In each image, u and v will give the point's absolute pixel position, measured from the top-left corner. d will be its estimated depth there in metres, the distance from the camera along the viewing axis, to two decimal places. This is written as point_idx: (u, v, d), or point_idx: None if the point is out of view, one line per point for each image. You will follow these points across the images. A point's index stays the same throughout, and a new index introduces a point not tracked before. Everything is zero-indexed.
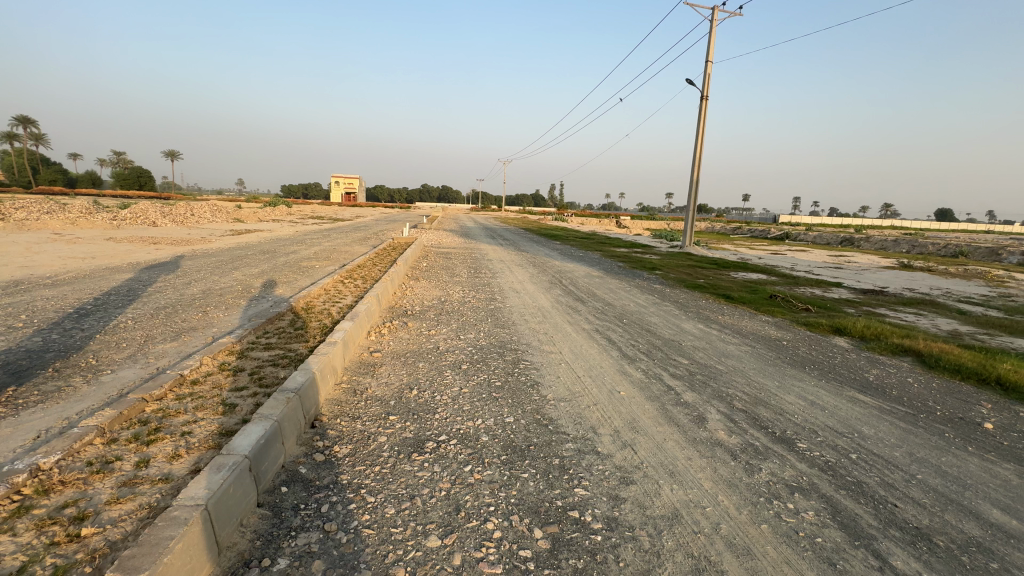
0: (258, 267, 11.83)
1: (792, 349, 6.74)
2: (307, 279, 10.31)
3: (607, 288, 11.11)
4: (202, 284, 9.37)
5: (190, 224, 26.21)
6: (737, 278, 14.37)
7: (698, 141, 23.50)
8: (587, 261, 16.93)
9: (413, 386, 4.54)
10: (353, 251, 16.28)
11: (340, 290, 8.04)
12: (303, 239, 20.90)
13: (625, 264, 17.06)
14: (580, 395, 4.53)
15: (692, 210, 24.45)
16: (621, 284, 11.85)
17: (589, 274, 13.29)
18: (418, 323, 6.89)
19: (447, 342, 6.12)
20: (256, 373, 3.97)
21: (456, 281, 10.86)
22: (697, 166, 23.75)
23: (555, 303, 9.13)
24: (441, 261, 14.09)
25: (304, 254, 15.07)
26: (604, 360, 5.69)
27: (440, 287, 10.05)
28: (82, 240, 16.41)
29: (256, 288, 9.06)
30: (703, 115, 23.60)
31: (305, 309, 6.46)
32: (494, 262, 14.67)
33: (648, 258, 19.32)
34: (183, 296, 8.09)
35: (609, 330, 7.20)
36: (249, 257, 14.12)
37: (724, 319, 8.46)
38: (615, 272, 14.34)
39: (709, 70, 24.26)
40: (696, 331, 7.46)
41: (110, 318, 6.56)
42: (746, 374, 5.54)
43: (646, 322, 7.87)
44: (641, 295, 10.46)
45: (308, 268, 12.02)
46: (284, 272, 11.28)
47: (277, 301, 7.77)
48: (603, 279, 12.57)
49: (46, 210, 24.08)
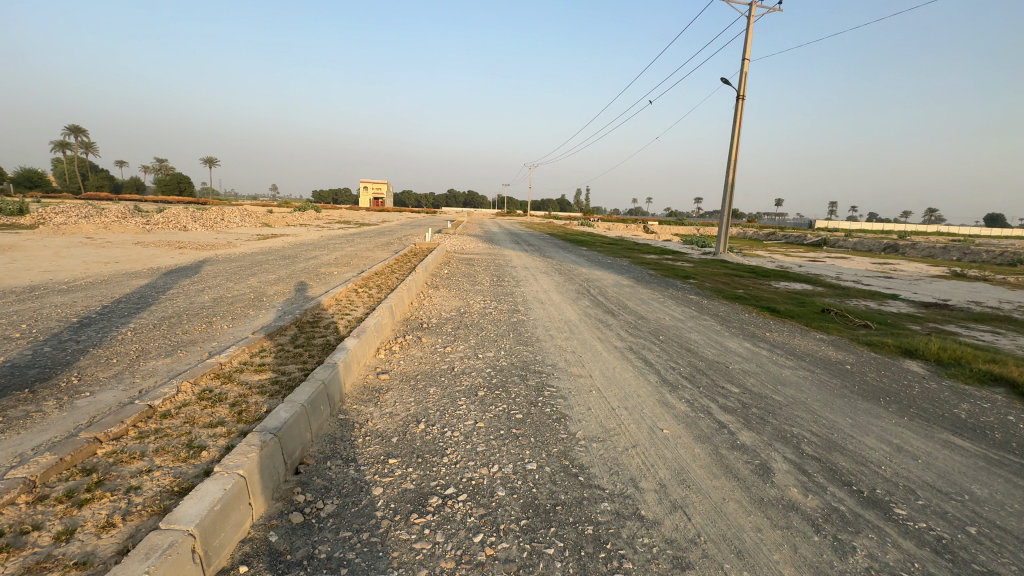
0: (275, 274, 11.50)
1: (858, 375, 5.86)
2: (323, 286, 9.89)
3: (639, 299, 10.32)
4: (215, 291, 9.04)
5: (219, 229, 26.53)
6: (780, 289, 13.32)
7: (734, 143, 22.38)
8: (616, 269, 16.08)
9: (420, 418, 3.93)
10: (374, 257, 15.90)
11: (352, 300, 7.51)
12: (326, 244, 20.76)
13: (657, 272, 16.17)
14: (615, 435, 3.82)
15: (726, 216, 23.27)
16: (654, 295, 11.01)
17: (618, 284, 12.48)
18: (433, 339, 6.28)
19: (463, 361, 5.49)
20: (237, 404, 3.41)
21: (478, 290, 10.26)
22: (732, 169, 22.62)
23: (583, 316, 8.40)
24: (463, 268, 13.51)
25: (325, 261, 14.75)
26: (641, 387, 4.95)
27: (460, 297, 9.45)
28: (111, 245, 16.58)
29: (269, 296, 8.67)
30: (739, 115, 22.50)
31: (310, 322, 5.93)
32: (519, 270, 14.02)
33: (680, 265, 18.35)
34: (192, 305, 7.72)
35: (645, 349, 6.46)
36: (269, 263, 13.87)
37: (773, 337, 7.58)
38: (646, 281, 13.52)
39: (745, 68, 23.11)
40: (744, 351, 6.62)
41: (110, 329, 6.20)
42: (810, 408, 4.71)
43: (686, 340, 7.06)
44: (677, 308, 9.61)
45: (325, 275, 11.63)
46: (301, 278, 10.90)
47: (286, 311, 7.30)
48: (634, 289, 11.75)
49: (84, 215, 24.76)
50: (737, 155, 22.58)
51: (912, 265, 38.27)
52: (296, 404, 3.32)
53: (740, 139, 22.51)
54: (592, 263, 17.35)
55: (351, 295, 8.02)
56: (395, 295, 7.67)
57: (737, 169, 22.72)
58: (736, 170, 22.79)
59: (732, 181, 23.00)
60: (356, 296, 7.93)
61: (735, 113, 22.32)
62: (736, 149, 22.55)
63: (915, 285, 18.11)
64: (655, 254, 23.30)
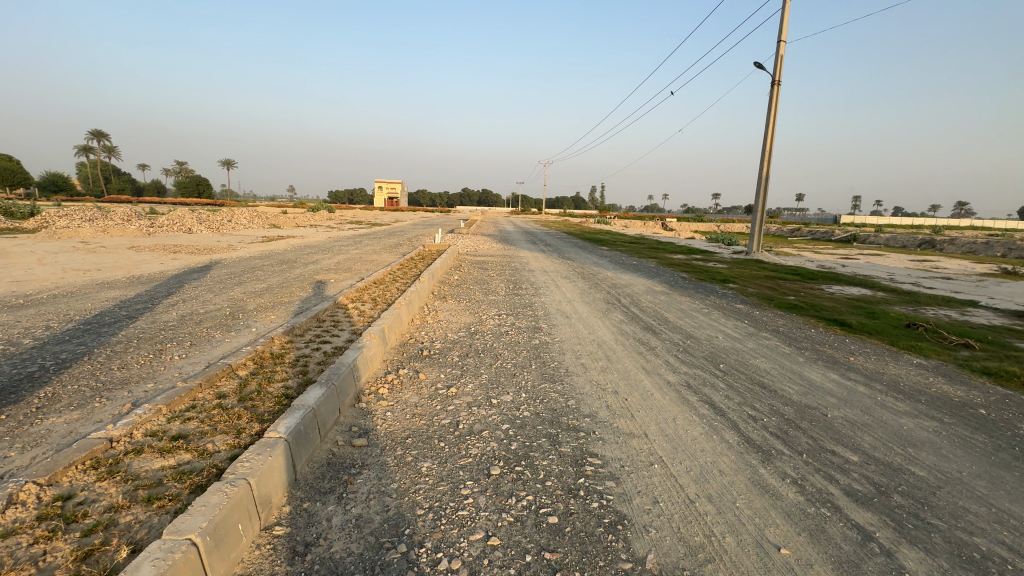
0: (264, 282, 10.24)
1: (1005, 426, 4.32)
2: (315, 298, 8.63)
3: (681, 311, 8.82)
4: (188, 306, 7.81)
5: (224, 230, 25.61)
6: (836, 294, 11.65)
7: (769, 134, 20.64)
8: (645, 272, 14.50)
9: (403, 530, 2.55)
10: (379, 261, 14.61)
11: (339, 320, 6.13)
12: (332, 246, 19.60)
13: (690, 274, 14.62)
14: (710, 564, 2.40)
15: (760, 213, 21.46)
16: (695, 305, 9.47)
17: (651, 291, 10.97)
18: (435, 374, 4.90)
19: (471, 411, 4.07)
20: (93, 535, 2.07)
21: (492, 302, 8.85)
22: (766, 162, 20.87)
23: (618, 335, 6.94)
24: (475, 274, 12.08)
25: (325, 266, 13.48)
26: (723, 457, 3.49)
27: (471, 310, 8.06)
28: (103, 249, 15.62)
29: (248, 313, 7.39)
30: (775, 102, 20.74)
31: (274, 356, 4.55)
32: (537, 275, 12.62)
33: (714, 267, 16.70)
34: (151, 325, 6.47)
35: (707, 386, 4.99)
36: (264, 269, 12.65)
37: (861, 365, 6.04)
38: (681, 286, 11.98)
39: (781, 51, 21.34)
40: (836, 389, 5.11)
41: (33, 362, 4.94)
42: (978, 493, 3.21)
43: (755, 371, 5.57)
44: (728, 323, 8.06)
45: (321, 283, 10.33)
46: (293, 288, 9.64)
47: (258, 334, 5.97)
48: (671, 298, 10.19)
49: (88, 218, 24.06)
50: (772, 147, 20.83)
51: (955, 263, 35.79)
52: (179, 542, 1.96)
53: (774, 129, 20.80)
54: (616, 265, 15.75)
55: (340, 312, 6.65)
56: (391, 313, 6.25)
57: (772, 162, 20.95)
58: (771, 162, 21.02)
59: (766, 175, 21.23)
60: (346, 313, 6.56)
61: (771, 101, 20.55)
62: (772, 140, 20.79)
63: (980, 287, 16.16)
64: (683, 254, 21.60)
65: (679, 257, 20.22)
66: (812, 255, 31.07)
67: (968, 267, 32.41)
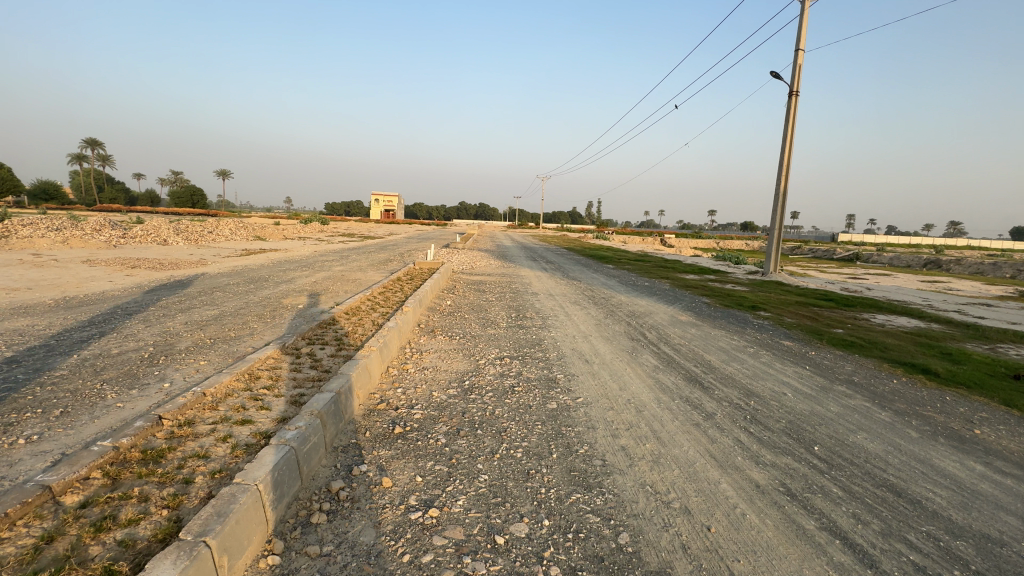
0: (217, 309, 8.50)
1: None
2: (270, 331, 6.91)
3: (722, 352, 7.21)
4: (101, 344, 6.05)
5: (203, 242, 23.90)
6: (888, 328, 10.10)
7: (786, 148, 19.38)
8: (662, 296, 12.92)
9: None
10: (362, 281, 12.88)
11: (281, 373, 4.37)
12: (316, 261, 17.97)
13: (712, 299, 13.07)
14: None
15: (777, 231, 20.03)
16: (737, 344, 7.83)
17: (677, 322, 9.36)
18: (409, 475, 3.22)
19: (461, 569, 2.38)
20: None
21: (491, 338, 7.20)
22: (784, 177, 19.54)
23: (660, 391, 5.28)
24: (471, 299, 10.39)
25: (298, 285, 11.73)
26: None
27: (464, 351, 6.38)
28: (52, 263, 13.85)
29: (176, 354, 5.67)
30: (794, 113, 19.50)
31: (145, 457, 2.80)
32: (542, 299, 11.02)
33: (735, 290, 15.14)
34: (27, 377, 4.73)
35: (819, 495, 3.31)
36: (226, 289, 10.94)
37: (999, 443, 4.42)
38: (709, 315, 10.41)
39: (799, 61, 20.20)
40: (1003, 496, 3.46)
41: None
42: None
43: (868, 459, 3.93)
44: (788, 372, 6.42)
45: (286, 309, 8.63)
46: (250, 316, 7.95)
47: (164, 396, 4.22)
48: (704, 332, 8.55)
49: (55, 227, 22.35)
50: (790, 161, 19.52)
51: (968, 283, 34.58)
52: None
53: (792, 143, 19.57)
54: (629, 288, 14.10)
55: (288, 358, 4.89)
56: (356, 366, 4.49)
57: (790, 177, 19.62)
58: (789, 178, 19.71)
59: (783, 191, 19.88)
60: (296, 360, 4.81)
61: (789, 113, 19.31)
62: (789, 153, 19.50)
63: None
64: (695, 275, 20.09)
65: (692, 278, 18.65)
66: (824, 275, 29.67)
67: (985, 288, 31.07)
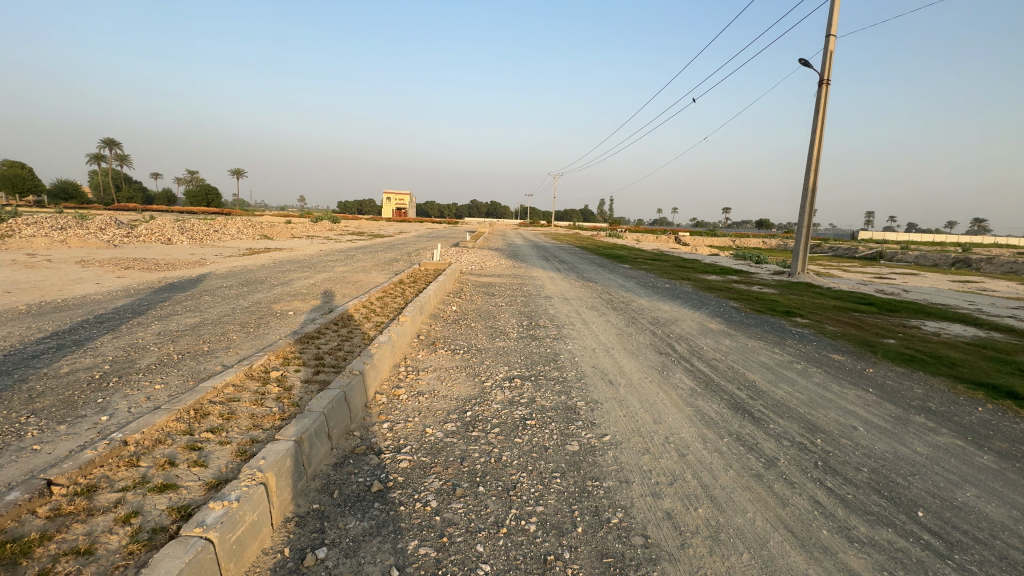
0: (199, 316, 7.72)
1: None
2: (248, 343, 6.08)
3: (767, 370, 6.22)
4: (51, 361, 5.27)
5: (207, 242, 23.38)
6: (947, 339, 8.97)
7: (815, 140, 18.21)
8: (686, 300, 11.91)
9: None
10: (363, 283, 12.07)
11: (236, 408, 3.51)
12: (319, 262, 17.26)
13: (741, 303, 12.03)
14: None
15: (805, 230, 18.84)
16: (781, 360, 6.81)
17: (707, 332, 8.36)
18: (382, 567, 2.35)
19: None
20: None
21: (499, 353, 6.29)
22: (812, 172, 18.38)
23: (703, 424, 4.34)
24: (478, 304, 9.51)
25: (294, 288, 10.94)
26: None
27: (467, 371, 5.47)
28: (45, 264, 13.31)
29: (132, 375, 4.87)
30: (825, 103, 18.30)
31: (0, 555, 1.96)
32: (556, 304, 10.11)
33: (764, 293, 14.05)
34: None
35: None
36: (216, 292, 10.20)
37: None
38: (742, 323, 9.39)
39: (830, 47, 18.96)
40: None
41: None
42: None
43: (997, 534, 2.95)
44: (850, 397, 5.42)
45: (274, 316, 7.82)
46: (233, 325, 7.15)
47: (92, 436, 3.41)
48: (741, 345, 7.55)
49: (60, 226, 22.04)
50: (819, 155, 18.34)
51: (1005, 284, 32.74)
52: None
53: (822, 135, 18.38)
54: (650, 291, 13.10)
55: (253, 383, 4.02)
56: (330, 399, 3.59)
57: (819, 172, 18.43)
58: (818, 173, 18.51)
59: (811, 187, 18.70)
60: (262, 385, 3.94)
61: (819, 103, 18.12)
62: (819, 146, 18.31)
63: None
64: (718, 275, 18.96)
65: (715, 279, 17.53)
66: (851, 275, 28.18)
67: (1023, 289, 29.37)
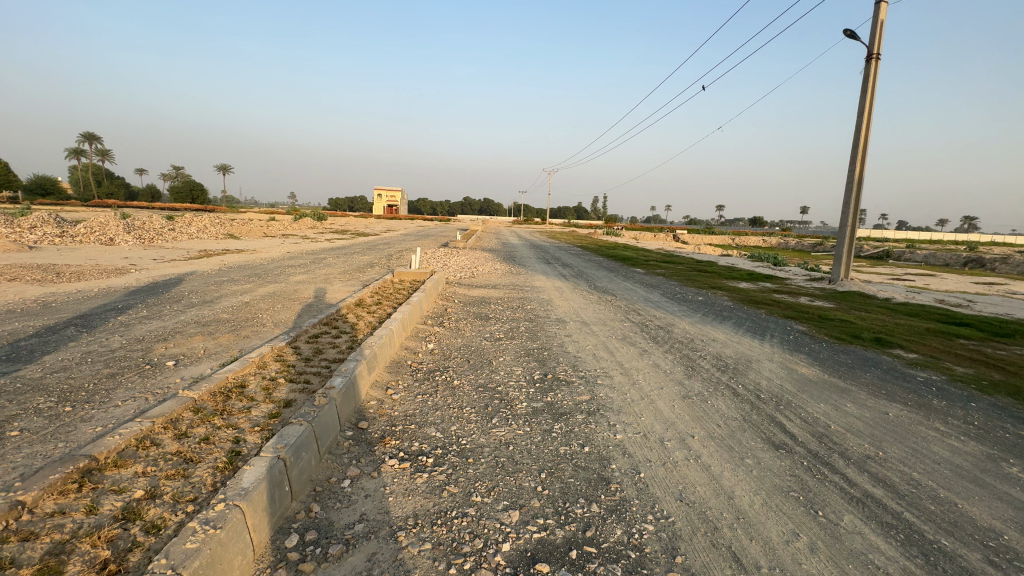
0: (8, 376, 4.71)
1: None
2: (16, 458, 3.11)
3: (989, 497, 3.39)
4: None
5: (154, 242, 20.11)
6: None
7: (862, 125, 15.57)
8: (741, 323, 9.07)
9: None
10: (315, 301, 9.10)
11: None
12: (277, 268, 14.21)
13: (810, 326, 9.26)
14: None
15: (849, 230, 16.15)
16: (977, 459, 4.00)
17: (811, 388, 5.54)
18: None
19: None
20: None
21: (498, 462, 3.40)
22: (858, 162, 15.74)
23: None
24: (466, 339, 6.62)
25: (216, 310, 7.98)
26: None
27: (435, 536, 2.59)
28: None
29: None
30: (875, 81, 15.67)
31: None
32: (574, 334, 7.28)
33: (823, 309, 11.30)
34: None
35: None
36: (91, 321, 7.16)
37: None
38: (841, 366, 6.59)
39: (880, 17, 16.35)
40: None
41: None
42: None
43: None
44: None
45: (135, 373, 4.84)
46: (43, 399, 4.14)
47: None
48: (881, 419, 4.74)
49: None
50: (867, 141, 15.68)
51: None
52: None
53: (870, 119, 15.76)
54: (686, 309, 10.26)
55: None
56: None
57: (867, 161, 15.79)
58: (864, 163, 15.89)
59: (857, 178, 16.03)
60: None
61: (867, 80, 15.46)
62: (866, 131, 15.66)
63: None
64: (749, 283, 16.22)
65: (749, 288, 14.75)
66: (879, 278, 25.65)
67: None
